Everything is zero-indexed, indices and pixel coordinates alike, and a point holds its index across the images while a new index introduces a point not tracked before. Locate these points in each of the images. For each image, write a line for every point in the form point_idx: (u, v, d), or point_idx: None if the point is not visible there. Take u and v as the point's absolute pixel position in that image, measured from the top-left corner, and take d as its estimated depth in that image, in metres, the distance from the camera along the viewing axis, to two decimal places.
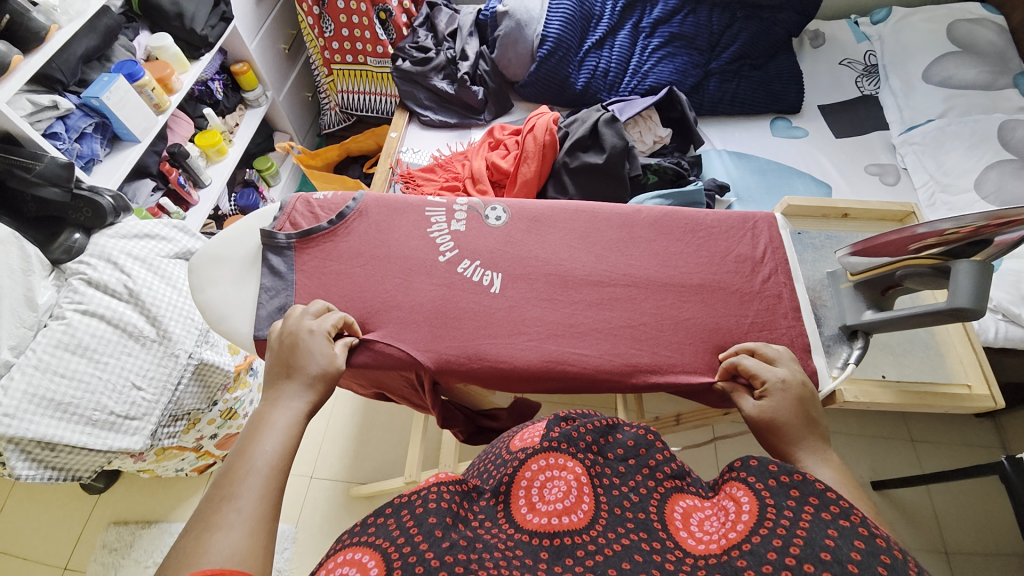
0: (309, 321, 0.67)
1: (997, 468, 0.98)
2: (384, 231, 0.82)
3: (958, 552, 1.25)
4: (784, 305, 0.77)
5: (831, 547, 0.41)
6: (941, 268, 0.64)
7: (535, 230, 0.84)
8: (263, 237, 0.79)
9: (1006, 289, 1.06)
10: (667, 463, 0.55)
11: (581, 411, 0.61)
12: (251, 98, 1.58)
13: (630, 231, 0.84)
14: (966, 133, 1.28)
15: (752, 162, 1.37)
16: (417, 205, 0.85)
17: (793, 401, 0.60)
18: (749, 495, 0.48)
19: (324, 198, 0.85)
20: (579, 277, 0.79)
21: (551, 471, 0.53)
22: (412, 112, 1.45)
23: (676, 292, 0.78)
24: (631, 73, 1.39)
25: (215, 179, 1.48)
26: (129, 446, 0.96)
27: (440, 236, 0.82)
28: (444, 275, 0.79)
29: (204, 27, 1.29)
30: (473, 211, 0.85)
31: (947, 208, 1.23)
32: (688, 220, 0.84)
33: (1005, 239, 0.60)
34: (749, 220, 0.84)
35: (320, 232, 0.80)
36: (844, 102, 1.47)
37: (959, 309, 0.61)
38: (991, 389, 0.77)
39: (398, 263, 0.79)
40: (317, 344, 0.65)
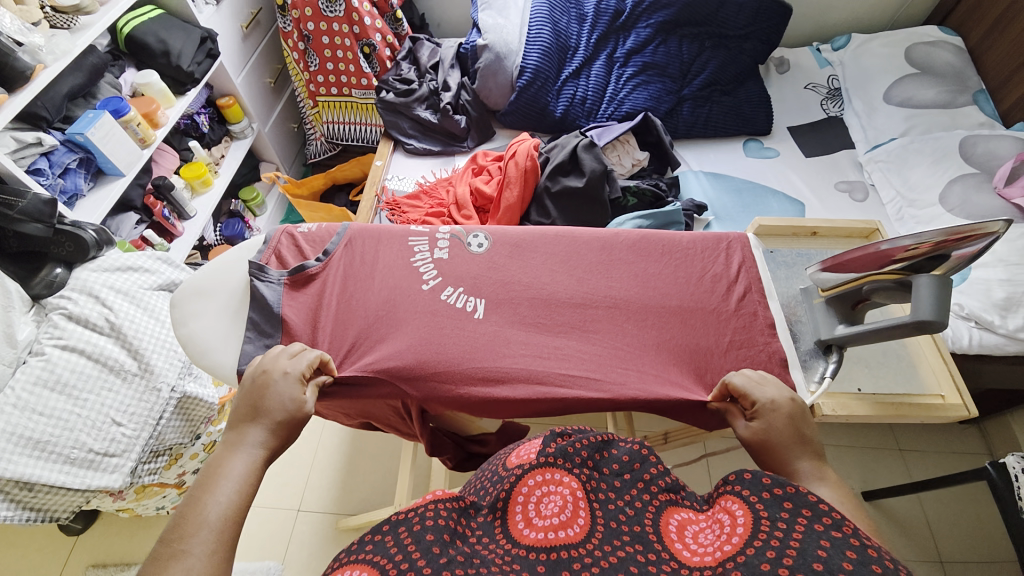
0: (284, 360, 0.66)
1: (981, 473, 1.00)
2: (370, 262, 0.83)
3: (953, 560, 1.26)
4: (760, 321, 0.80)
5: (824, 558, 0.41)
6: (904, 282, 0.66)
7: (518, 255, 0.86)
8: (252, 268, 0.79)
9: (975, 298, 1.10)
10: (661, 476, 0.55)
11: (577, 426, 0.61)
12: (237, 130, 1.61)
13: (610, 254, 0.86)
14: (929, 149, 1.34)
15: (727, 182, 1.42)
16: (400, 235, 0.87)
17: (785, 421, 0.61)
18: (744, 509, 0.49)
19: (305, 233, 0.86)
20: (562, 300, 0.81)
21: (547, 486, 0.53)
22: (397, 141, 1.48)
23: (657, 313, 0.80)
24: (607, 100, 1.45)
25: (200, 210, 1.49)
26: (109, 484, 0.93)
27: (424, 264, 0.84)
28: (429, 302, 0.80)
29: (191, 63, 1.32)
30: (455, 239, 0.87)
31: (915, 221, 1.28)
32: (664, 242, 0.87)
33: (964, 253, 0.62)
34: (723, 240, 0.87)
35: (310, 268, 0.80)
36: (811, 123, 1.55)
37: (923, 322, 0.63)
38: (963, 398, 0.79)
39: (383, 292, 0.80)
40: (285, 386, 0.63)
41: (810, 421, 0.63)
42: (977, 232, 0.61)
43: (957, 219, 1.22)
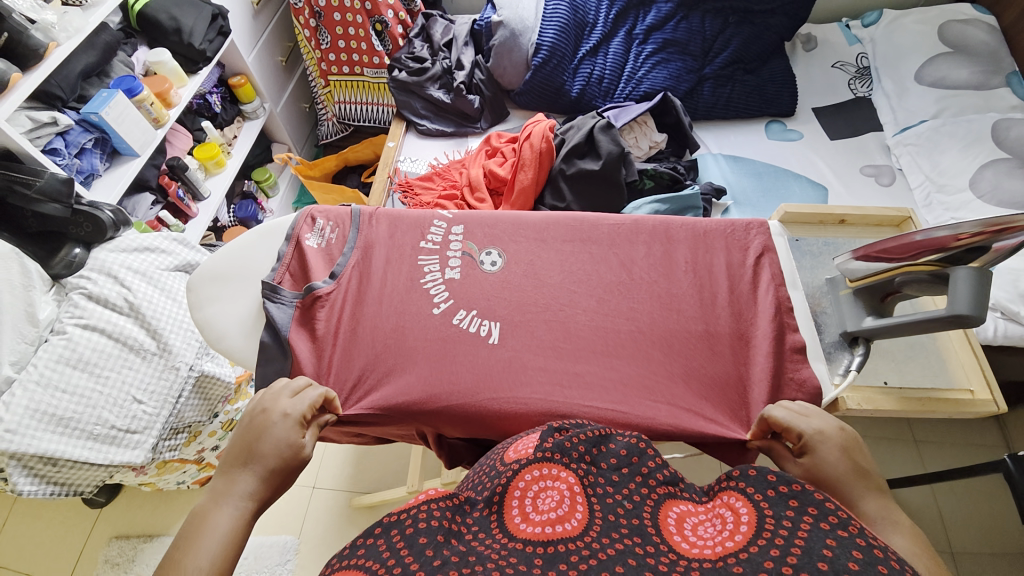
0: (284, 400, 0.63)
1: (1000, 466, 0.97)
2: (380, 282, 0.80)
3: (964, 552, 1.25)
4: (786, 344, 0.74)
5: (829, 557, 0.40)
6: (940, 275, 0.63)
7: (533, 272, 0.82)
8: (264, 289, 0.76)
9: (1002, 288, 1.06)
10: (660, 470, 0.56)
11: (574, 421, 0.60)
12: (249, 110, 1.60)
13: (630, 270, 0.81)
14: (960, 133, 1.29)
15: (748, 165, 1.38)
16: (410, 254, 0.83)
17: (839, 453, 0.58)
18: (748, 506, 0.49)
19: (314, 247, 0.81)
20: (579, 288, 0.80)
21: (544, 481, 0.53)
22: (410, 121, 1.45)
23: (679, 322, 0.76)
24: (625, 79, 1.40)
25: (214, 191, 1.49)
26: (131, 460, 0.96)
27: (435, 286, 0.80)
28: (438, 329, 0.76)
29: (203, 41, 1.31)
30: (467, 257, 0.83)
31: (943, 207, 1.23)
32: (688, 255, 0.82)
33: (1003, 246, 0.59)
34: (751, 252, 0.81)
35: (318, 289, 0.76)
36: (838, 104, 1.49)
37: (960, 316, 0.60)
38: (993, 394, 0.77)
39: (394, 317, 0.77)
40: (279, 431, 0.61)
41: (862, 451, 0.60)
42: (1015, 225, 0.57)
43: (987, 206, 1.18)
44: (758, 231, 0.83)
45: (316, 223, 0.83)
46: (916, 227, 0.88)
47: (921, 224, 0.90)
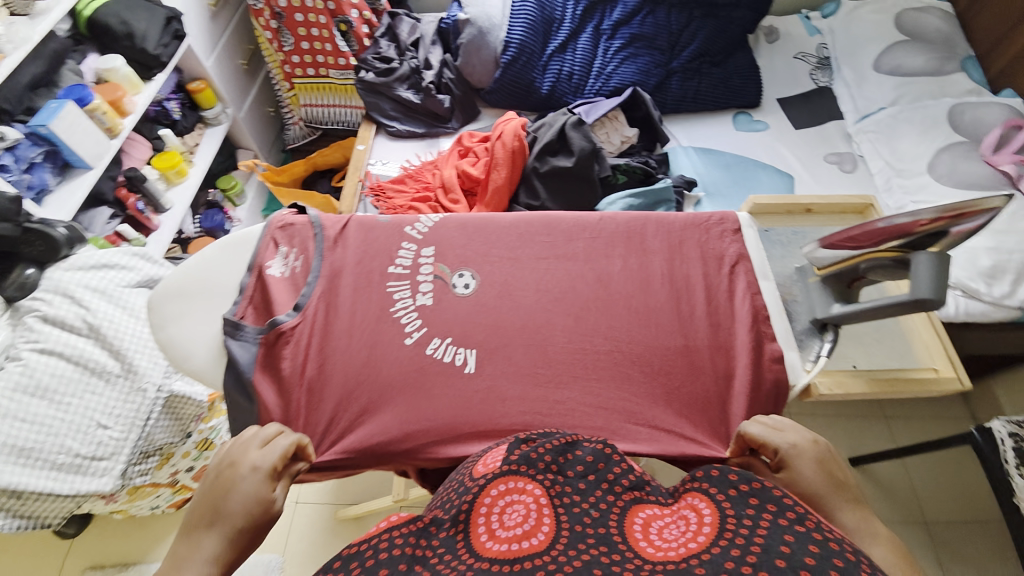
0: (253, 452, 0.60)
1: (967, 438, 1.02)
2: (348, 312, 0.75)
3: (937, 522, 1.30)
4: (765, 354, 0.73)
5: (788, 554, 0.42)
6: (902, 260, 0.66)
7: (508, 294, 0.78)
8: (226, 326, 0.71)
9: (961, 267, 1.11)
10: (626, 475, 0.57)
11: (542, 433, 0.63)
12: (210, 116, 1.54)
13: (607, 287, 0.78)
14: (917, 118, 1.33)
15: (717, 157, 1.40)
16: (378, 281, 0.77)
17: (813, 465, 0.57)
18: (710, 506, 0.51)
19: (277, 276, 0.76)
20: (558, 287, 0.78)
21: (511, 495, 0.54)
22: (379, 124, 1.42)
23: (659, 316, 0.76)
24: (595, 75, 1.41)
25: (177, 202, 1.43)
26: (99, 488, 0.94)
27: (406, 313, 0.76)
28: (412, 360, 0.73)
29: (157, 46, 1.25)
30: (439, 280, 0.79)
31: (903, 191, 1.28)
32: (665, 266, 0.79)
33: (960, 230, 0.61)
34: (727, 262, 0.79)
35: (282, 323, 0.71)
36: (802, 94, 1.53)
37: (922, 299, 0.62)
38: (957, 371, 0.79)
39: (365, 349, 0.73)
40: (248, 487, 0.57)
41: (837, 461, 0.59)
42: (975, 208, 0.59)
43: (945, 188, 1.22)
44: (733, 239, 0.81)
45: (279, 250, 0.77)
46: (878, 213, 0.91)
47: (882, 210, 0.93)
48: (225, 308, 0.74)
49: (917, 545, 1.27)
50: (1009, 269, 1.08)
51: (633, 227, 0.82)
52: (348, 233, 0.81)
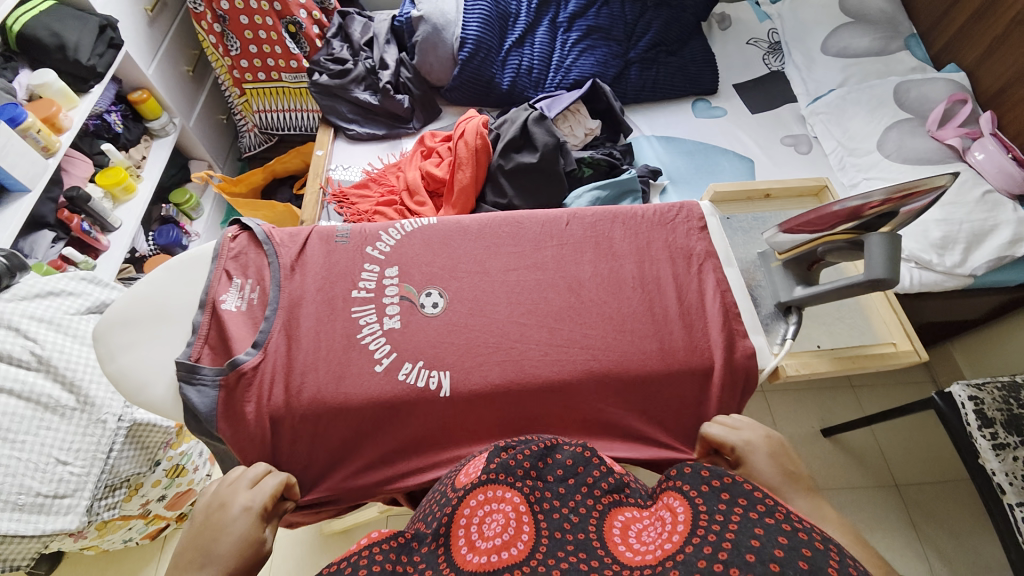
0: (242, 492, 0.56)
1: (930, 404, 1.08)
2: (312, 344, 0.64)
3: (906, 482, 1.38)
4: (737, 352, 0.69)
5: (758, 548, 0.45)
6: (856, 242, 0.67)
7: (479, 309, 0.69)
8: (180, 371, 0.61)
9: (914, 240, 1.16)
10: (605, 479, 0.59)
11: (522, 437, 0.64)
12: (157, 128, 1.46)
13: (579, 293, 0.71)
14: (865, 99, 1.38)
15: (680, 145, 1.42)
16: (342, 308, 0.67)
17: (767, 460, 0.59)
18: (684, 505, 0.54)
19: (233, 311, 0.65)
20: (532, 284, 0.71)
21: (490, 505, 0.56)
22: (337, 127, 1.37)
23: (631, 317, 0.70)
24: (554, 68, 1.40)
25: (126, 220, 1.36)
26: (65, 526, 0.88)
27: (373, 338, 0.66)
28: (385, 392, 0.63)
29: (91, 56, 1.18)
30: (405, 301, 0.69)
31: (856, 169, 1.32)
32: (635, 268, 0.73)
33: (911, 209, 0.64)
34: (696, 258, 0.74)
35: (242, 363, 0.61)
36: (755, 79, 1.56)
37: (877, 280, 0.64)
38: (913, 344, 0.84)
39: (334, 385, 0.62)
40: (238, 527, 0.54)
41: (789, 453, 0.62)
42: (924, 187, 0.61)
43: (894, 165, 1.27)
44: (700, 235, 0.76)
45: (233, 281, 0.66)
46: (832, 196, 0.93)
47: (836, 192, 0.95)
48: (177, 352, 0.63)
49: (889, 507, 1.35)
50: (960, 239, 1.13)
51: (599, 230, 0.75)
52: (306, 255, 0.70)
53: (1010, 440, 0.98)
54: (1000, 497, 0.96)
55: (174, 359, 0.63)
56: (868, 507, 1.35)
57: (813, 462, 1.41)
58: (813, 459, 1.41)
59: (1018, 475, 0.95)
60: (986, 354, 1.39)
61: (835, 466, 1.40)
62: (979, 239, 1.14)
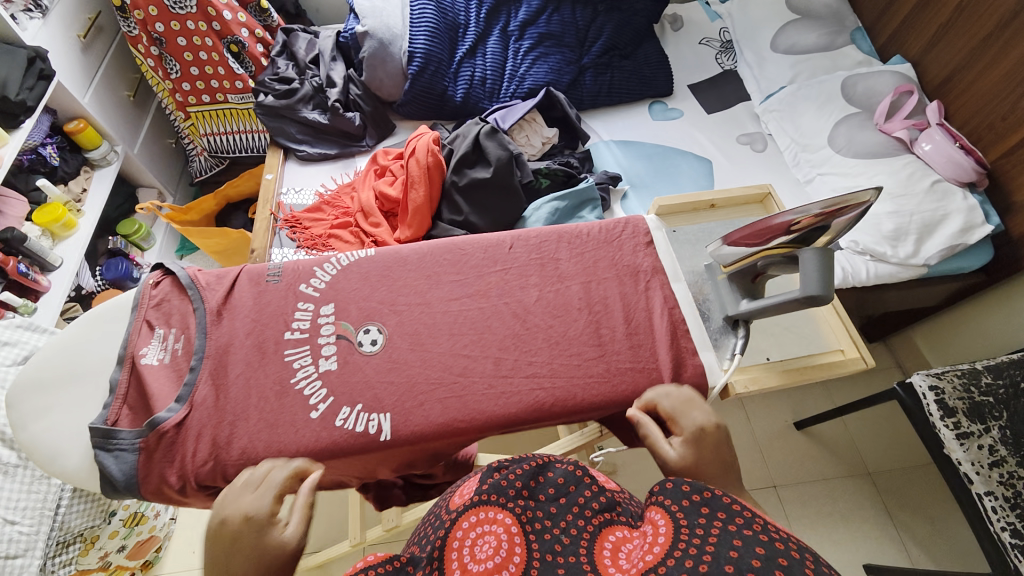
0: (247, 496, 0.52)
1: (893, 394, 1.09)
2: (243, 392, 0.61)
3: (878, 470, 1.40)
4: (687, 370, 0.67)
5: (736, 559, 0.43)
6: (792, 256, 0.65)
7: (420, 345, 0.66)
8: (94, 438, 0.57)
9: (868, 234, 1.18)
10: (597, 498, 0.58)
11: (514, 457, 0.65)
12: (97, 158, 1.39)
13: (524, 319, 0.69)
14: (815, 94, 1.39)
15: (639, 148, 1.42)
16: (273, 351, 0.64)
17: (711, 448, 0.57)
18: (665, 518, 0.50)
19: (155, 365, 0.61)
20: (474, 314, 0.69)
21: (482, 526, 0.55)
22: (287, 148, 1.32)
23: (579, 341, 0.68)
24: (508, 78, 1.39)
25: (68, 257, 1.29)
26: None
27: (308, 383, 0.63)
28: (320, 440, 0.60)
29: (20, 90, 1.12)
30: (342, 340, 0.65)
31: (811, 165, 1.34)
32: (581, 289, 0.71)
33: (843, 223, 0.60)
34: (643, 276, 0.73)
35: (163, 421, 0.58)
36: (709, 79, 1.58)
37: (812, 296, 0.61)
38: (860, 351, 0.82)
39: (265, 436, 0.59)
40: (252, 533, 0.49)
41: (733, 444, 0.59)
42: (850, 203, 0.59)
43: (846, 159, 1.28)
44: (646, 251, 0.75)
45: (155, 332, 0.63)
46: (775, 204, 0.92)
47: (780, 199, 0.94)
48: (93, 415, 0.59)
49: (864, 496, 1.37)
50: (911, 230, 1.15)
51: (545, 252, 0.73)
52: (234, 298, 0.67)
53: (973, 428, 1.00)
54: (968, 487, 0.97)
55: (88, 423, 0.59)
56: (843, 497, 1.37)
57: (788, 456, 1.42)
58: (787, 453, 1.43)
59: (982, 463, 0.98)
60: (946, 339, 1.43)
61: (809, 458, 1.42)
62: (930, 229, 1.15)
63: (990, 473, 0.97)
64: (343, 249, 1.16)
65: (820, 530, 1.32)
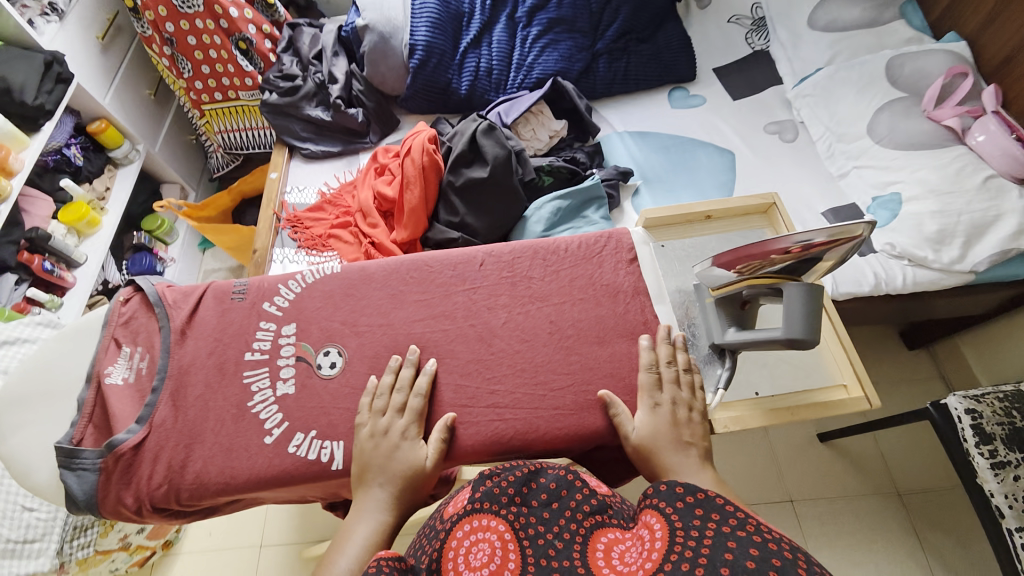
0: (398, 421, 0.61)
1: (924, 414, 0.98)
2: (205, 413, 0.63)
3: (909, 489, 1.29)
4: None
5: (731, 561, 0.43)
6: (779, 288, 0.62)
7: (381, 367, 0.66)
8: (60, 457, 0.59)
9: (906, 235, 1.06)
10: (588, 500, 0.55)
11: (507, 463, 0.60)
12: (119, 156, 1.45)
13: (489, 343, 0.68)
14: (854, 77, 1.25)
15: (654, 140, 1.33)
16: (232, 373, 0.65)
17: (667, 423, 0.61)
18: (661, 522, 0.50)
19: (119, 385, 0.63)
20: (441, 338, 0.68)
21: (476, 534, 0.51)
22: (292, 146, 1.32)
23: (547, 367, 0.67)
24: (515, 67, 1.32)
25: (92, 255, 1.36)
26: (38, 569, 0.90)
27: (264, 407, 0.63)
28: (272, 466, 0.61)
29: (38, 95, 1.16)
30: (302, 362, 0.66)
31: (846, 157, 1.21)
32: (552, 311, 0.70)
33: (832, 254, 0.60)
34: (622, 297, 0.71)
35: (122, 443, 0.59)
36: (736, 62, 1.45)
37: (796, 339, 0.60)
38: (864, 389, 0.75)
39: (221, 458, 0.61)
40: (402, 454, 0.59)
41: (692, 420, 0.63)
42: (844, 236, 0.56)
43: (886, 151, 1.15)
44: (629, 268, 0.73)
45: (121, 351, 0.64)
46: (783, 223, 0.84)
47: (786, 209, 0.85)
48: (61, 433, 0.62)
49: (892, 516, 1.27)
50: (958, 232, 1.02)
51: (516, 270, 0.72)
52: (199, 317, 0.68)
53: (1010, 458, 0.89)
54: (998, 521, 0.88)
55: (56, 441, 0.61)
56: (868, 516, 1.27)
57: (807, 470, 1.33)
58: (807, 466, 1.34)
59: (1017, 497, 0.87)
60: (996, 352, 1.28)
61: (831, 473, 1.32)
62: (980, 231, 1.02)
63: None
64: (343, 250, 1.15)
65: (839, 550, 1.23)
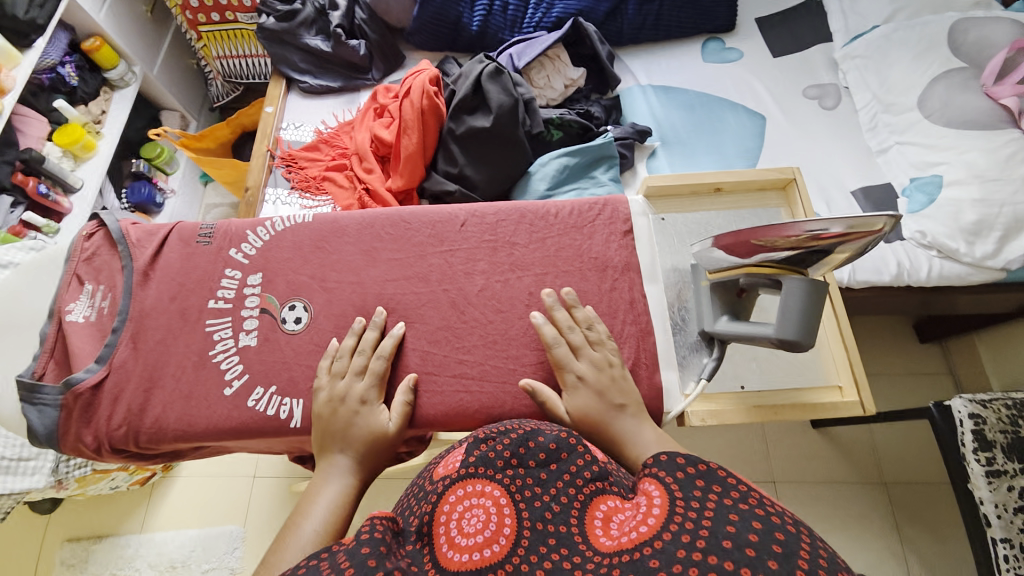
0: (358, 385, 0.59)
1: (924, 412, 0.94)
2: (166, 358, 0.63)
3: (895, 481, 1.28)
4: (642, 385, 0.63)
5: (733, 533, 0.40)
6: (776, 279, 0.57)
7: (346, 328, 0.64)
8: (21, 391, 0.60)
9: (941, 223, 0.97)
10: (588, 467, 0.52)
11: (501, 427, 0.58)
12: (115, 78, 1.38)
13: (462, 311, 0.65)
14: (913, 39, 1.10)
15: (679, 96, 1.22)
16: (194, 321, 0.64)
17: (589, 394, 0.58)
18: (659, 489, 0.46)
19: (80, 323, 0.63)
20: (415, 302, 0.65)
21: (469, 500, 0.50)
22: (290, 79, 1.24)
23: (521, 340, 0.64)
24: (534, 4, 1.20)
25: (88, 180, 1.33)
26: (32, 485, 0.95)
27: (225, 357, 0.63)
28: (231, 418, 0.61)
29: (28, 9, 1.10)
30: (266, 315, 0.65)
31: (890, 130, 1.10)
32: (533, 282, 0.66)
33: (843, 249, 0.54)
34: (611, 272, 0.67)
35: (80, 382, 0.60)
36: (784, 12, 1.29)
37: (786, 341, 0.56)
38: (860, 395, 0.70)
39: (180, 404, 0.61)
40: (364, 420, 0.58)
41: (615, 378, 0.59)
42: (860, 232, 0.51)
43: (934, 127, 1.03)
44: (621, 242, 0.68)
45: (83, 289, 0.64)
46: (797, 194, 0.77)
47: (805, 187, 0.77)
48: (23, 366, 0.62)
49: (873, 505, 1.26)
50: (996, 225, 0.93)
51: (499, 235, 0.68)
52: (162, 259, 0.66)
53: (1008, 467, 0.86)
54: (983, 528, 0.85)
55: (18, 373, 0.62)
56: (850, 503, 1.27)
57: (793, 454, 1.32)
58: (794, 448, 1.32)
59: (1007, 507, 0.85)
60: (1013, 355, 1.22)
61: (819, 459, 1.31)
62: (1020, 226, 0.93)
63: (1013, 519, 0.84)
64: (337, 193, 1.10)
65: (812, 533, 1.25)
